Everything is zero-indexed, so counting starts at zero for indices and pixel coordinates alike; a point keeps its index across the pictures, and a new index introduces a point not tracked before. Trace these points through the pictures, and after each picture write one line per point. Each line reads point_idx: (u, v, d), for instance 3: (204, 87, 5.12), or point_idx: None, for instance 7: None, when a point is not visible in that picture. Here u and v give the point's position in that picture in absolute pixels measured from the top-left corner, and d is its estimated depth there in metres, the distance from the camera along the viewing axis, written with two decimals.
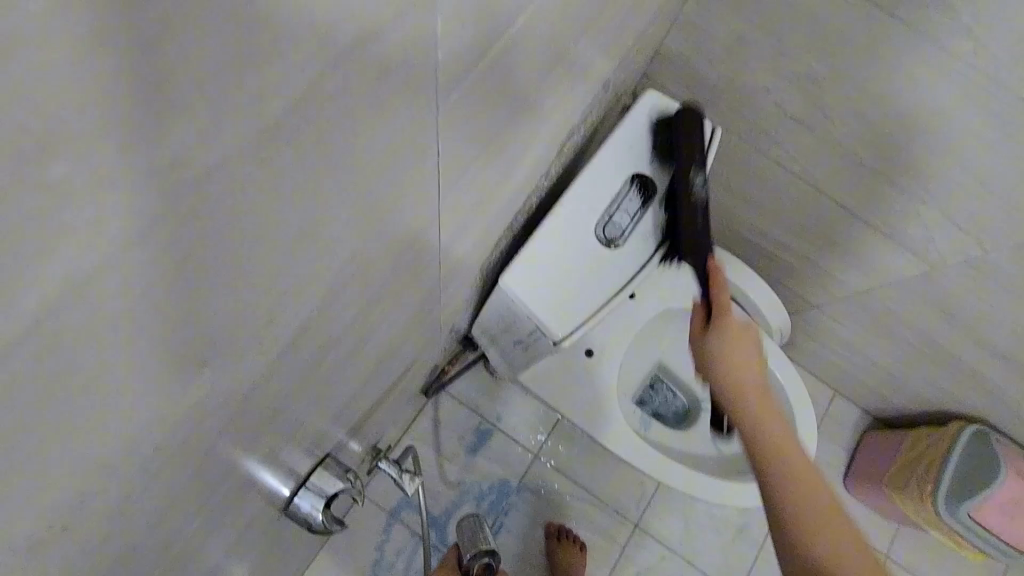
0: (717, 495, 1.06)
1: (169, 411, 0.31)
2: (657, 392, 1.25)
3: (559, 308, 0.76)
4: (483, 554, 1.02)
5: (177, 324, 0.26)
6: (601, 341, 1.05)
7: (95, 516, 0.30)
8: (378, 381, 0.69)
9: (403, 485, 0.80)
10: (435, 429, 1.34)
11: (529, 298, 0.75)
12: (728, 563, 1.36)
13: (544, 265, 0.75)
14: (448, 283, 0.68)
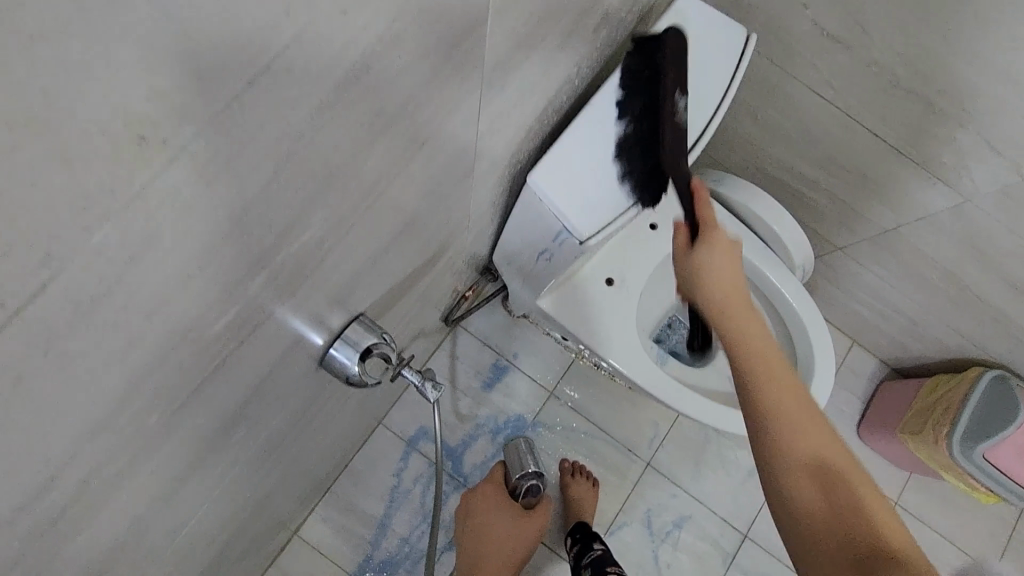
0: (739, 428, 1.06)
1: (224, 223, 0.32)
2: (673, 330, 1.25)
3: (586, 210, 0.76)
4: (530, 475, 1.21)
5: (230, 103, 0.27)
6: (621, 271, 1.05)
7: (158, 323, 0.32)
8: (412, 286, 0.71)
9: (425, 391, 0.82)
10: (453, 363, 1.37)
11: (559, 202, 0.75)
12: (738, 502, 1.39)
13: (574, 168, 0.75)
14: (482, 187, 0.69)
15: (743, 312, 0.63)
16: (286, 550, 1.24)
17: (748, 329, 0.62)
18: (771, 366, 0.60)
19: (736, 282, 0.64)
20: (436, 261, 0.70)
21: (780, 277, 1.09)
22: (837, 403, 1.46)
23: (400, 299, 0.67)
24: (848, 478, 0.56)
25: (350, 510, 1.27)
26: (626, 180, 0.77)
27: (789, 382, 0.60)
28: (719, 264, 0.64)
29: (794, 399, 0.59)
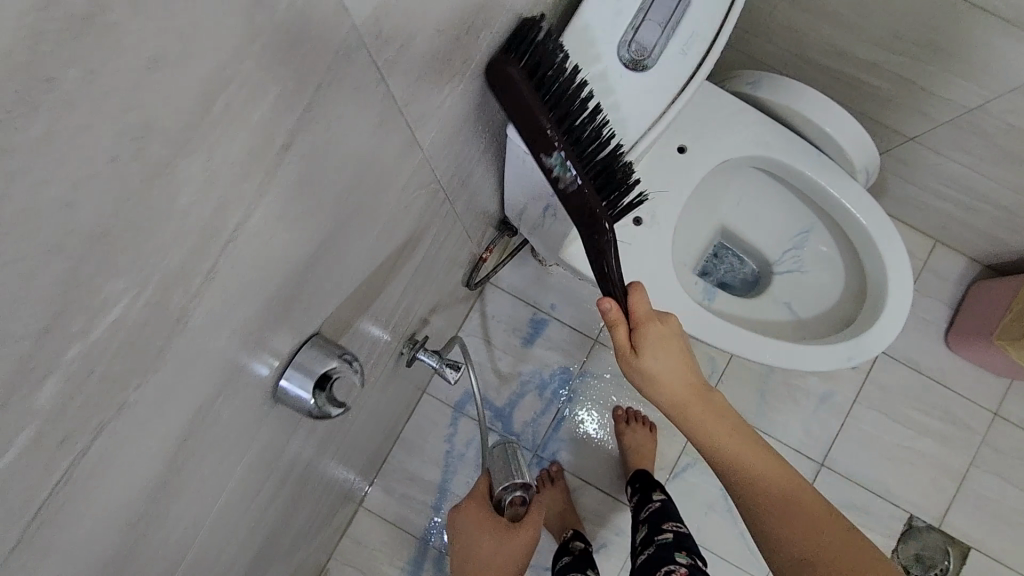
0: (811, 363, 0.93)
1: (104, 306, 0.26)
2: (721, 260, 1.16)
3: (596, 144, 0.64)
4: (519, 487, 0.66)
5: (45, 178, 0.20)
6: (650, 207, 0.92)
7: (62, 438, 0.26)
8: (407, 272, 0.64)
9: (444, 372, 0.76)
10: (489, 323, 1.32)
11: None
12: (811, 433, 1.31)
13: None
14: (462, 149, 0.59)
15: (691, 396, 0.71)
16: (354, 522, 1.28)
17: (705, 426, 0.71)
18: (704, 412, 0.71)
19: (678, 357, 0.70)
20: (425, 235, 0.63)
21: (838, 187, 0.94)
22: (918, 312, 1.32)
23: (393, 287, 0.61)
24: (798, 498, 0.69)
25: (410, 477, 1.29)
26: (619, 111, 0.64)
27: (717, 412, 0.72)
28: (666, 372, 0.69)
29: (731, 444, 0.71)
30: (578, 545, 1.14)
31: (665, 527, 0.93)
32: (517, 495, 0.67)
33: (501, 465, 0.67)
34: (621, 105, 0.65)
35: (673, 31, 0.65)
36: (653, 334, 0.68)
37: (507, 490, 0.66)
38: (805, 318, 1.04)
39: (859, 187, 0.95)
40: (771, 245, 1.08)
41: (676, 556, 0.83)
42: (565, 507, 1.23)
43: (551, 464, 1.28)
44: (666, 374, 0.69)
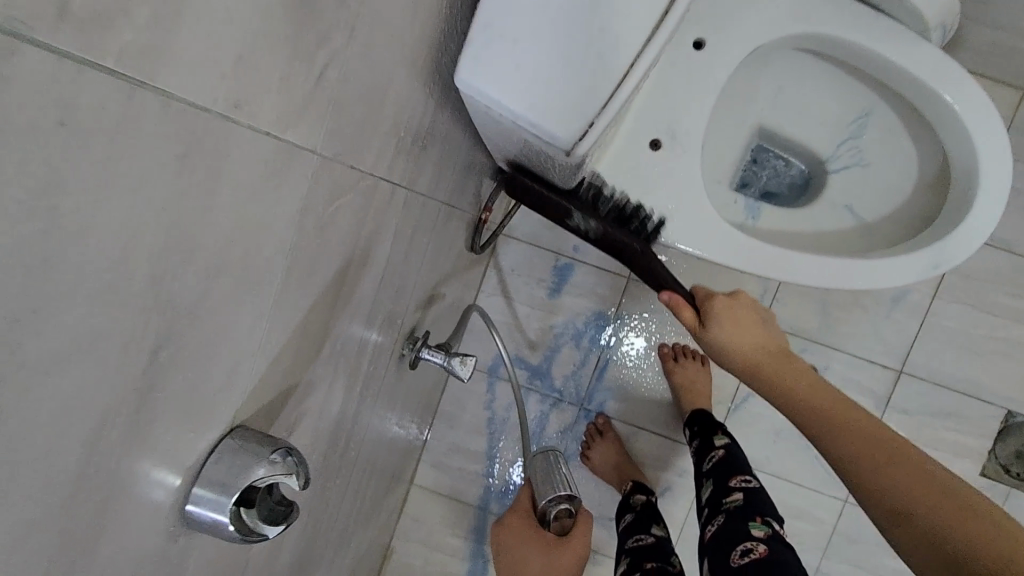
0: (890, 277, 0.77)
1: None
2: (761, 166, 0.99)
3: (575, 75, 0.46)
4: (563, 500, 0.71)
5: None
6: (670, 124, 0.75)
7: None
8: (392, 281, 0.52)
9: (455, 370, 0.66)
10: (510, 278, 1.21)
11: (521, 97, 0.46)
12: (886, 339, 1.17)
13: (522, 39, 0.46)
14: (425, 120, 0.45)
15: (772, 361, 0.68)
16: (410, 500, 1.26)
17: (791, 391, 0.64)
18: (790, 373, 0.66)
19: (754, 322, 0.71)
20: (408, 229, 0.50)
21: (910, 57, 0.74)
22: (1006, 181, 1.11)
23: (381, 301, 0.50)
24: (895, 452, 0.55)
25: (454, 449, 1.25)
26: (604, 26, 0.47)
27: (804, 378, 0.65)
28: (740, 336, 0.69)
29: (817, 403, 0.62)
30: (640, 499, 1.08)
31: (732, 487, 0.89)
32: (562, 508, 0.71)
33: (544, 481, 0.72)
34: (610, 15, 0.47)
35: None
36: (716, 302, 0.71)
37: (552, 504, 0.71)
38: (872, 222, 0.88)
39: (936, 51, 0.74)
40: (824, 138, 0.90)
41: (752, 528, 0.80)
42: (622, 460, 1.16)
43: (598, 417, 1.21)
44: (740, 335, 0.69)
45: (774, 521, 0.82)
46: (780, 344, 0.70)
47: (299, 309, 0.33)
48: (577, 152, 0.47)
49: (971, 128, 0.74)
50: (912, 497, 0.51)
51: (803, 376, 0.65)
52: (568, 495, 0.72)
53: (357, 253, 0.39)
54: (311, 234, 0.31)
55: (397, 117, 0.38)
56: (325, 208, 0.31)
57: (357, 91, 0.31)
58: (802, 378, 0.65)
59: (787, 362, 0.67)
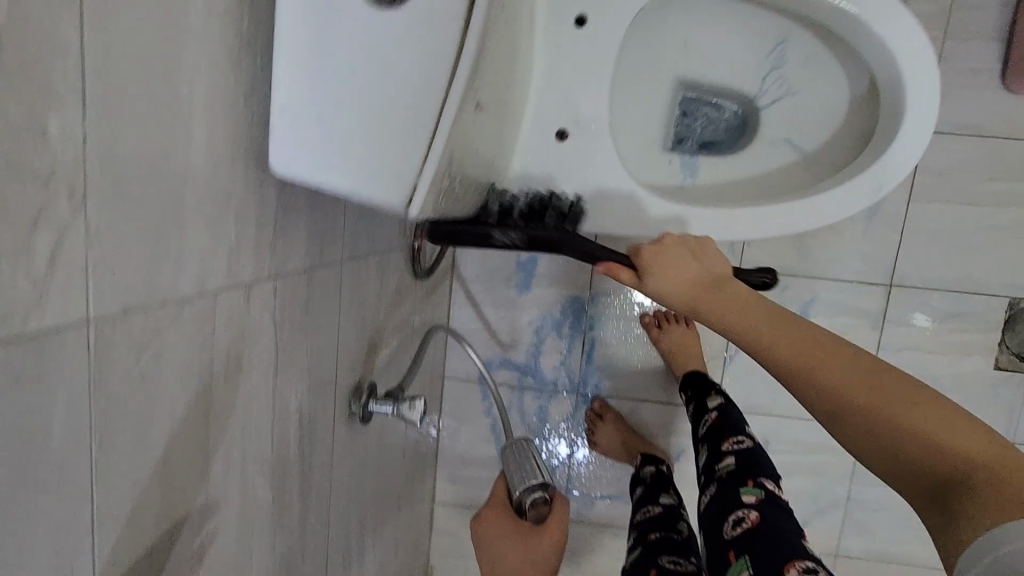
0: (835, 209, 0.74)
1: None
2: (693, 116, 0.88)
3: (389, 133, 0.37)
4: (538, 488, 0.77)
5: None
6: (571, 110, 0.72)
7: None
8: (303, 359, 0.52)
9: (407, 415, 0.66)
10: (476, 283, 1.20)
11: (346, 176, 0.38)
12: (870, 255, 1.12)
13: (314, 113, 0.37)
14: (276, 202, 0.44)
15: (708, 290, 0.59)
16: (436, 519, 1.28)
17: (730, 315, 0.57)
18: (728, 294, 0.59)
19: (685, 259, 0.62)
20: (298, 307, 0.49)
21: None
22: (960, 63, 1.05)
23: (290, 384, 0.50)
24: (846, 363, 0.52)
25: (466, 463, 1.25)
26: (410, 63, 0.36)
27: (737, 296, 0.58)
28: (674, 281, 0.61)
29: (759, 322, 0.56)
30: (650, 470, 1.07)
31: (725, 451, 0.92)
32: (538, 497, 0.77)
33: (518, 474, 0.78)
34: (414, 50, 0.36)
35: None
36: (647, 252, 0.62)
37: (528, 494, 0.77)
38: (815, 151, 0.84)
39: None
40: (746, 74, 0.85)
41: (744, 495, 0.83)
42: (627, 436, 1.16)
43: (594, 400, 1.21)
44: (674, 273, 0.61)
45: (768, 481, 0.84)
46: (713, 270, 0.62)
47: (146, 457, 0.32)
48: (412, 216, 0.38)
49: (890, 37, 0.69)
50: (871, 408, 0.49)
51: (740, 296, 0.58)
52: (542, 484, 0.78)
53: (220, 366, 0.39)
54: (126, 389, 0.30)
55: (221, 223, 0.37)
56: (136, 355, 0.30)
57: (129, 231, 0.29)
58: (738, 299, 0.58)
59: (721, 287, 0.59)
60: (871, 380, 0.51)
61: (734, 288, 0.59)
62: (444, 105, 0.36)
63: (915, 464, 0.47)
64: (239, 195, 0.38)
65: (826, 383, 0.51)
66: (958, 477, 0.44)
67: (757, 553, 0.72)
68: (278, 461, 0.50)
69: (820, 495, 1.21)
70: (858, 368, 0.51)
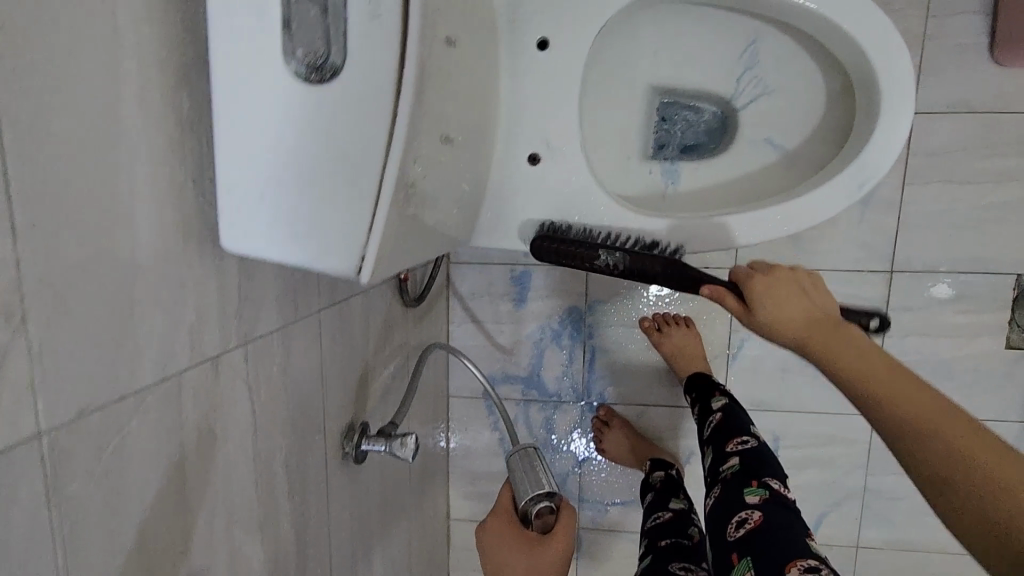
0: (820, 209, 0.71)
1: None
2: (672, 122, 0.88)
3: (332, 205, 0.37)
4: (543, 497, 0.81)
5: None
6: (542, 134, 0.73)
7: None
8: (286, 416, 0.53)
9: (400, 452, 0.67)
10: (473, 301, 1.20)
11: (296, 250, 0.38)
12: (867, 243, 1.10)
13: (258, 192, 0.37)
14: (239, 274, 0.44)
15: (821, 326, 0.62)
16: (453, 535, 1.29)
17: (837, 350, 0.59)
18: (840, 333, 0.60)
19: (795, 293, 0.65)
20: (274, 367, 0.50)
21: None
22: (944, 39, 1.02)
23: (274, 443, 0.51)
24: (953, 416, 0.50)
25: (478, 478, 1.26)
26: (345, 136, 0.36)
27: (850, 338, 0.60)
28: (783, 309, 0.63)
29: (868, 361, 0.57)
30: (659, 475, 1.07)
31: (729, 452, 0.91)
32: (544, 506, 0.81)
33: (525, 482, 0.82)
34: (348, 124, 0.36)
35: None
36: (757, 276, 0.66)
37: (534, 503, 0.81)
38: (795, 148, 0.82)
39: None
40: (720, 77, 0.84)
41: (749, 495, 0.83)
42: (634, 442, 1.15)
43: (599, 408, 1.21)
44: (784, 305, 0.64)
45: (774, 480, 0.85)
46: (831, 313, 0.63)
47: (119, 551, 0.33)
48: (363, 281, 0.39)
49: (860, 33, 0.68)
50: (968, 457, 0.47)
51: (855, 338, 0.60)
52: (548, 493, 0.81)
53: (192, 445, 0.40)
54: (89, 492, 0.31)
55: (179, 310, 0.38)
56: (98, 453, 0.31)
57: (76, 342, 0.30)
58: (850, 341, 0.59)
59: (835, 328, 0.61)
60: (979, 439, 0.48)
61: (846, 332, 0.60)
62: (385, 173, 0.36)
63: (994, 524, 0.44)
64: (196, 274, 0.39)
65: (925, 424, 0.50)
66: None
67: (758, 555, 0.74)
68: (269, 518, 0.51)
69: (835, 488, 1.20)
70: (970, 424, 0.49)
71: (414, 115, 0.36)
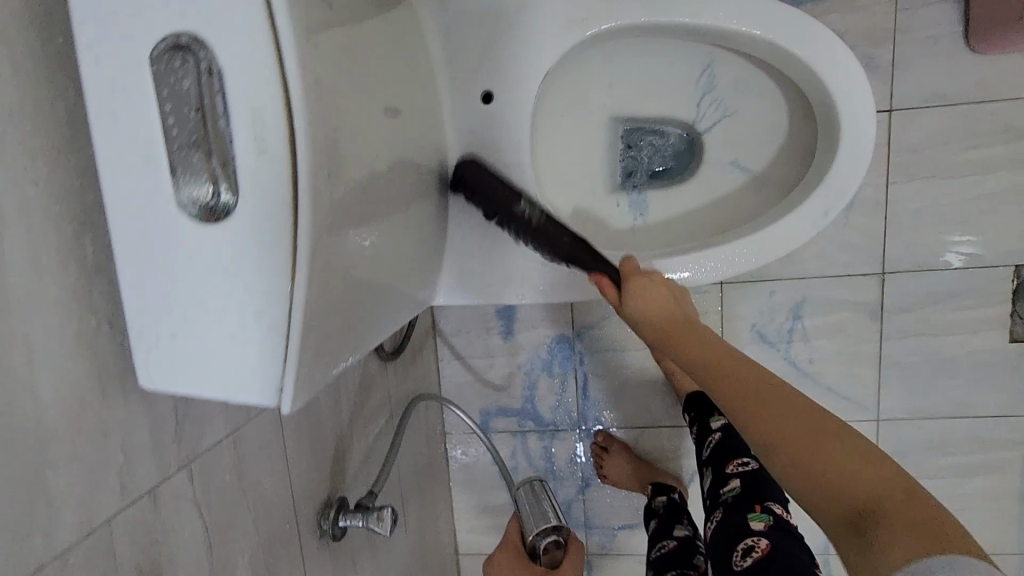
0: (785, 241, 0.70)
1: None
2: (638, 148, 0.85)
3: (248, 342, 0.36)
4: (551, 532, 0.77)
5: None
6: (497, 188, 0.72)
7: None
8: (248, 521, 0.52)
9: (378, 529, 0.67)
10: (459, 337, 1.19)
11: (218, 388, 0.37)
12: (856, 247, 1.07)
13: (174, 334, 0.36)
14: (174, 400, 0.44)
15: (687, 330, 0.62)
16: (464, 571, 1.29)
17: (705, 352, 0.60)
18: (706, 338, 0.61)
19: (664, 292, 0.65)
20: (228, 478, 0.50)
21: (700, 13, 0.66)
22: (918, 32, 0.98)
23: (235, 552, 0.50)
24: (816, 421, 0.53)
25: (482, 514, 1.25)
26: (252, 275, 0.35)
27: (711, 341, 0.61)
28: (653, 309, 0.63)
29: (732, 367, 0.58)
30: (661, 501, 1.05)
31: (730, 474, 0.89)
32: (550, 540, 0.77)
33: (534, 515, 0.78)
34: (252, 261, 0.35)
35: (235, 102, 0.33)
36: (631, 279, 0.65)
37: (541, 537, 0.77)
38: (762, 171, 0.80)
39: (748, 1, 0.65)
40: (678, 104, 0.82)
41: (750, 521, 0.81)
42: (635, 467, 1.14)
43: (597, 434, 1.19)
44: (656, 304, 0.64)
45: (775, 504, 0.84)
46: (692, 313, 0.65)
47: None
48: (289, 411, 0.38)
49: (813, 59, 0.65)
50: (843, 467, 0.49)
51: (718, 344, 0.61)
52: (556, 528, 0.78)
53: None
54: None
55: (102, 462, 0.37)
56: None
57: None
58: (714, 346, 0.61)
59: (699, 331, 0.62)
60: (844, 443, 0.51)
61: (709, 336, 0.62)
62: (295, 309, 0.35)
63: (880, 528, 0.45)
64: (119, 416, 0.39)
65: (795, 430, 0.52)
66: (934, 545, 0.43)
67: None
68: None
69: None
70: (831, 428, 0.52)
71: (320, 250, 0.35)
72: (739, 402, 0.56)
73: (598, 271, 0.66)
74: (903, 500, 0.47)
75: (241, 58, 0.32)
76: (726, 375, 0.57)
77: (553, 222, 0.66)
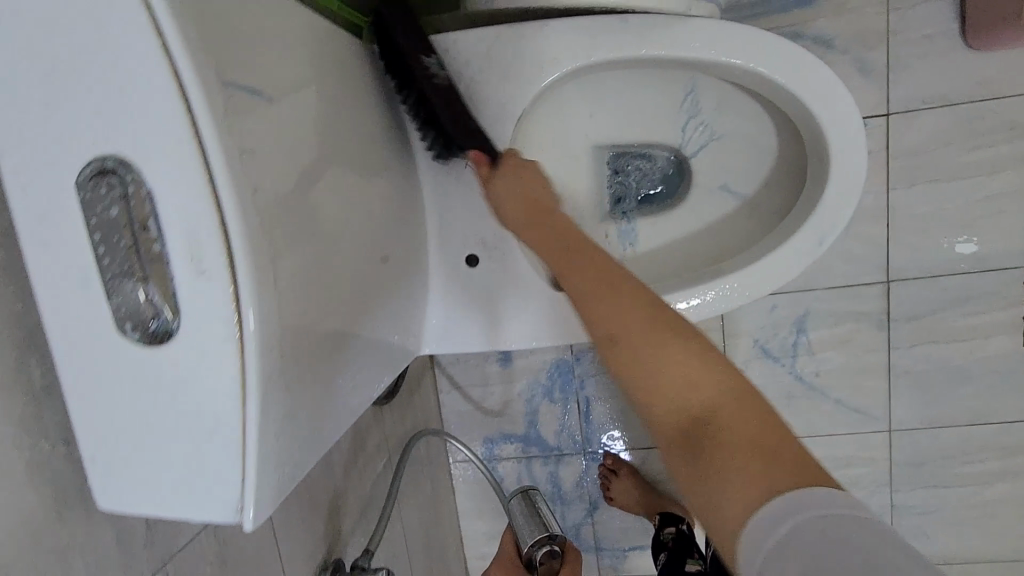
0: (777, 272, 0.68)
1: None
2: (626, 174, 0.84)
3: (200, 463, 0.35)
4: (545, 543, 0.74)
5: None
6: (479, 234, 0.70)
7: None
8: None
9: None
10: (457, 366, 1.18)
11: (177, 508, 0.36)
12: (858, 257, 1.03)
13: (125, 457, 0.35)
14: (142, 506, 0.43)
15: (549, 217, 0.55)
16: None
17: (563, 243, 0.54)
18: (562, 224, 0.55)
19: (532, 181, 0.58)
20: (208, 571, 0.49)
21: (676, 46, 0.63)
22: (911, 33, 0.94)
23: None
24: (673, 331, 0.48)
25: (491, 541, 1.24)
26: (199, 396, 0.34)
27: (569, 231, 0.55)
28: (518, 196, 0.57)
29: (593, 264, 0.52)
30: (671, 532, 1.04)
31: None
32: (545, 550, 0.75)
33: (527, 525, 0.75)
34: (197, 383, 0.34)
35: (163, 225, 0.31)
36: (505, 160, 0.59)
37: (535, 548, 0.74)
38: (753, 195, 0.78)
39: (724, 29, 0.63)
40: (663, 129, 0.79)
41: None
42: (643, 492, 1.12)
43: (606, 457, 1.17)
44: (524, 190, 0.57)
45: None
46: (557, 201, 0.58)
47: None
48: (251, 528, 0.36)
49: (796, 87, 0.63)
50: (694, 381, 0.46)
51: (576, 232, 0.55)
52: (551, 537, 0.75)
53: None
54: None
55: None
56: None
57: None
58: (577, 239, 0.54)
59: (558, 217, 0.55)
60: (702, 359, 0.46)
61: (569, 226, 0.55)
62: (247, 428, 0.34)
63: (719, 453, 0.42)
64: (79, 535, 0.38)
65: (650, 336, 0.47)
66: (773, 476, 0.40)
67: None
68: None
69: None
70: (691, 340, 0.47)
71: (266, 366, 0.34)
72: (592, 297, 0.50)
73: (472, 146, 0.60)
74: (752, 425, 0.43)
75: (171, 181, 0.31)
76: (586, 267, 0.51)
77: (447, 90, 0.61)
